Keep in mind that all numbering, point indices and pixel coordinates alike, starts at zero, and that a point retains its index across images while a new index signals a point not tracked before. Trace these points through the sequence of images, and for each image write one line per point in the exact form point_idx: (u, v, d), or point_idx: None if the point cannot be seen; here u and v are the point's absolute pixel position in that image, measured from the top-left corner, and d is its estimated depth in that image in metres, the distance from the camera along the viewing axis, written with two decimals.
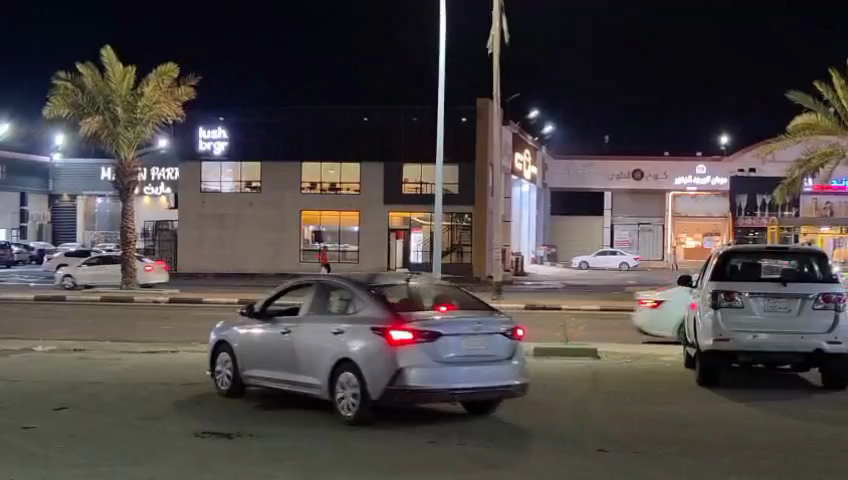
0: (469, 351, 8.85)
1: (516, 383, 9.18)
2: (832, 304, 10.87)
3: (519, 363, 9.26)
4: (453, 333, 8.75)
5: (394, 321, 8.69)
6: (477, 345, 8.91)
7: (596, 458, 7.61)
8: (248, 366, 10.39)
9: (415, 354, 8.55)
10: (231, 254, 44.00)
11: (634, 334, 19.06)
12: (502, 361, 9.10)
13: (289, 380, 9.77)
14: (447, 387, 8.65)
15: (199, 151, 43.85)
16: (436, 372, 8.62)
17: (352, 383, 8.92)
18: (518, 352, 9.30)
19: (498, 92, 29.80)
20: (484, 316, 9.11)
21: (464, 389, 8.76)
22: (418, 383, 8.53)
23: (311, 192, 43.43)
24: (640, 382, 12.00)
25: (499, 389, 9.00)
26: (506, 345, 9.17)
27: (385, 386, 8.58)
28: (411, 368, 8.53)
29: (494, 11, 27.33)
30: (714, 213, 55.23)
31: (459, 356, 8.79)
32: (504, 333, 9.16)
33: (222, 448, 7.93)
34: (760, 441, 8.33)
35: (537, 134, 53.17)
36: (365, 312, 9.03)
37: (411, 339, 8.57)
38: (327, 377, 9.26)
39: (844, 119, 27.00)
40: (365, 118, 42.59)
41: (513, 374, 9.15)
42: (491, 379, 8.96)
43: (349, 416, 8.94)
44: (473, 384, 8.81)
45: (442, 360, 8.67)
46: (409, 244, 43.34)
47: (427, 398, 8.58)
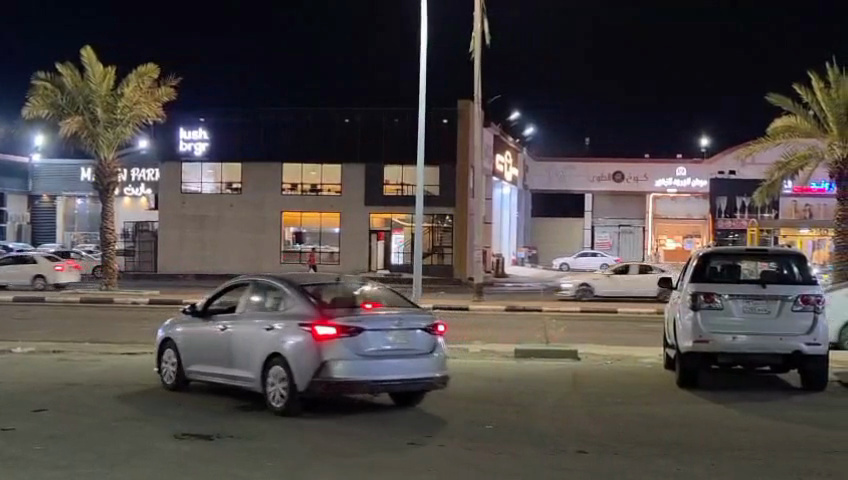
0: (391, 346, 9.40)
1: (437, 376, 9.75)
2: (811, 305, 10.92)
3: (439, 357, 9.82)
4: (375, 329, 9.30)
5: (318, 318, 9.24)
6: (398, 340, 9.46)
7: (574, 458, 7.65)
8: (191, 362, 10.92)
9: (338, 347, 9.09)
10: (211, 255, 43.85)
11: (614, 336, 19.12)
12: (424, 355, 9.65)
13: (226, 374, 10.33)
14: (370, 379, 9.20)
15: (179, 152, 43.68)
16: (358, 365, 9.16)
17: (280, 377, 9.47)
18: (439, 347, 9.86)
19: (479, 95, 29.86)
20: (405, 313, 9.67)
21: (385, 381, 9.30)
22: (342, 376, 9.07)
23: (292, 193, 43.36)
24: (618, 383, 12.07)
25: (419, 382, 9.56)
26: (427, 341, 9.73)
27: (310, 378, 9.12)
28: (333, 362, 9.07)
29: (475, 13, 27.33)
30: (695, 215, 55.24)
31: (381, 350, 9.33)
32: (426, 329, 9.72)
33: (203, 448, 7.95)
34: (740, 442, 8.39)
35: (518, 136, 53.26)
36: (295, 309, 9.58)
37: (334, 334, 9.11)
38: (257, 372, 9.83)
39: (823, 121, 27.21)
40: (346, 119, 42.59)
41: (434, 367, 9.72)
42: (412, 371, 9.51)
43: (279, 407, 9.48)
44: (394, 376, 9.36)
45: (364, 353, 9.21)
46: (390, 245, 43.37)
47: (351, 390, 9.12)
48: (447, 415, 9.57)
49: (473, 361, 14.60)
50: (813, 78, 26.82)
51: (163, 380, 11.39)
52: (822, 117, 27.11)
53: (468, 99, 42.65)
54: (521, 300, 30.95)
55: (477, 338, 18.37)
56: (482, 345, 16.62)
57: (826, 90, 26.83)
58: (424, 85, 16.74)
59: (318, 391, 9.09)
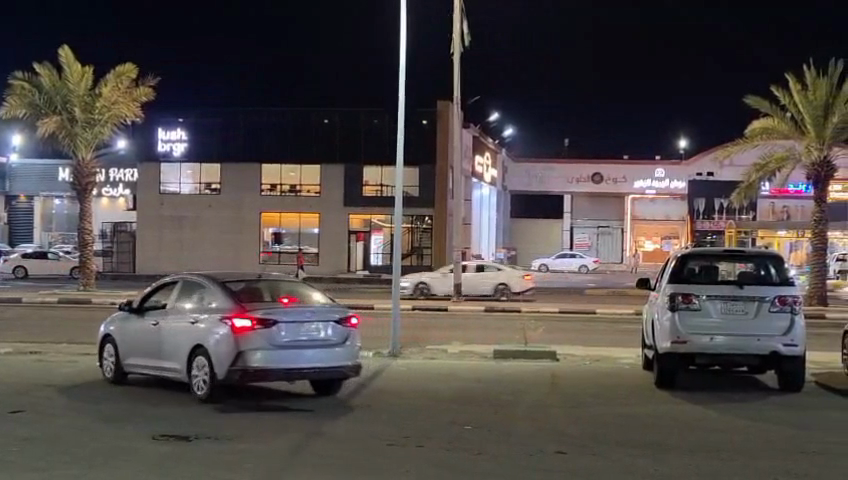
0: (304, 336, 10.19)
1: (349, 364, 10.56)
2: (788, 307, 10.99)
3: (350, 347, 10.62)
4: (289, 321, 10.08)
5: (235, 311, 10.01)
6: (310, 332, 10.25)
7: (552, 458, 7.68)
8: (125, 357, 11.61)
9: (252, 338, 9.87)
10: (190, 255, 43.79)
11: (592, 337, 19.16)
12: (335, 345, 10.46)
13: (157, 366, 11.07)
14: (283, 367, 9.99)
15: (157, 152, 43.60)
16: (271, 355, 9.95)
17: (203, 367, 10.24)
18: (350, 338, 10.65)
19: (458, 96, 29.88)
20: (318, 307, 10.45)
21: (298, 369, 10.10)
22: (257, 364, 9.87)
23: (271, 193, 43.27)
24: (594, 384, 12.12)
25: (331, 370, 10.36)
26: (339, 332, 10.53)
27: (228, 367, 9.89)
28: (249, 352, 9.86)
29: (454, 14, 27.35)
30: (673, 216, 55.72)
31: (294, 341, 10.11)
32: (339, 320, 10.52)
33: (182, 449, 7.95)
34: (718, 442, 8.42)
35: (498, 137, 53.35)
36: (216, 304, 10.35)
37: (249, 326, 9.89)
38: (184, 363, 10.60)
39: (801, 124, 27.37)
40: (325, 120, 42.60)
41: (344, 356, 10.52)
42: (323, 360, 10.31)
43: (202, 394, 10.25)
44: (306, 364, 10.16)
45: (278, 343, 10.00)
46: (370, 247, 43.29)
47: (266, 377, 9.92)
48: (421, 415, 9.61)
49: (451, 361, 14.59)
50: (791, 80, 26.95)
51: (102, 374, 12.03)
52: (800, 119, 27.32)
53: (447, 100, 42.74)
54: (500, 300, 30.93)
55: (454, 339, 18.36)
56: (459, 347, 16.62)
57: (803, 92, 26.94)
58: (402, 86, 16.73)
59: (235, 379, 9.86)
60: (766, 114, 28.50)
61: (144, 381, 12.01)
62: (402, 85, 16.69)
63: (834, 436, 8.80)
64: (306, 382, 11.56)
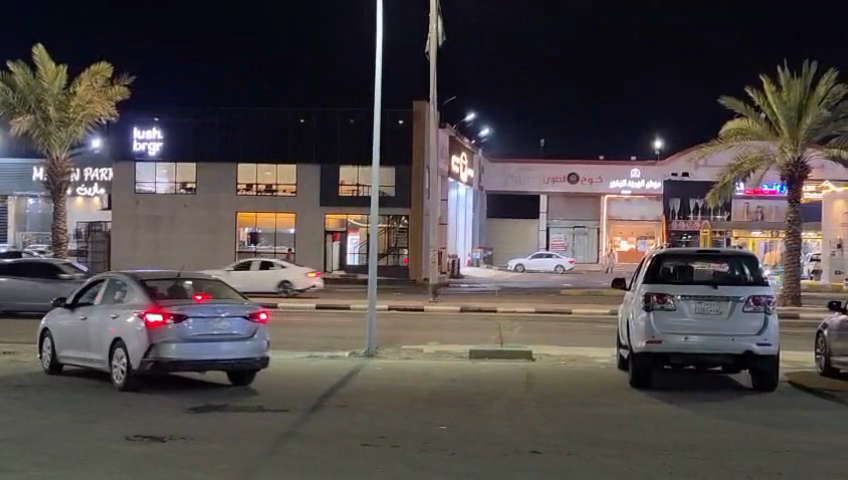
0: (211, 331, 10.96)
1: (257, 358, 11.32)
2: (762, 307, 11.04)
3: (259, 341, 11.37)
4: (197, 316, 10.87)
5: (150, 307, 10.79)
6: (219, 326, 11.03)
7: (528, 458, 7.68)
8: (60, 350, 12.37)
9: (163, 331, 10.66)
10: (166, 255, 43.59)
11: (567, 336, 19.19)
12: (244, 338, 11.24)
13: (85, 358, 11.84)
14: (192, 359, 10.78)
15: (132, 152, 43.29)
16: (180, 348, 10.73)
17: (121, 358, 11.05)
18: (259, 332, 11.41)
19: (434, 95, 29.89)
20: (228, 303, 11.21)
21: (208, 360, 10.87)
22: (166, 356, 10.66)
23: (248, 193, 43.15)
24: (569, 383, 12.16)
25: (239, 362, 11.11)
26: (247, 327, 11.29)
27: (141, 358, 10.70)
28: (161, 344, 10.66)
29: (431, 14, 27.34)
30: (648, 216, 56.00)
31: (203, 335, 10.89)
32: (247, 316, 11.30)
33: (156, 450, 7.90)
34: (693, 442, 8.43)
35: (474, 137, 53.39)
36: (134, 300, 11.13)
37: (160, 320, 10.68)
38: (106, 354, 11.38)
39: (775, 125, 27.54)
40: (302, 119, 42.61)
41: (252, 350, 11.29)
42: (232, 352, 11.07)
43: (120, 383, 11.03)
44: (214, 357, 10.92)
45: (188, 337, 10.79)
46: (345, 246, 43.40)
47: (176, 368, 10.71)
48: (395, 416, 9.59)
49: (427, 361, 14.59)
50: (765, 80, 27.11)
51: (41, 366, 12.80)
52: (774, 120, 27.46)
53: (423, 99, 42.82)
54: (477, 301, 30.85)
55: (430, 339, 18.35)
56: (436, 347, 16.61)
57: (777, 93, 27.08)
58: (378, 86, 16.71)
59: (148, 369, 10.67)
60: (740, 114, 28.59)
61: (81, 373, 12.74)
62: (378, 83, 16.64)
63: (810, 435, 8.82)
64: (223, 373, 12.38)
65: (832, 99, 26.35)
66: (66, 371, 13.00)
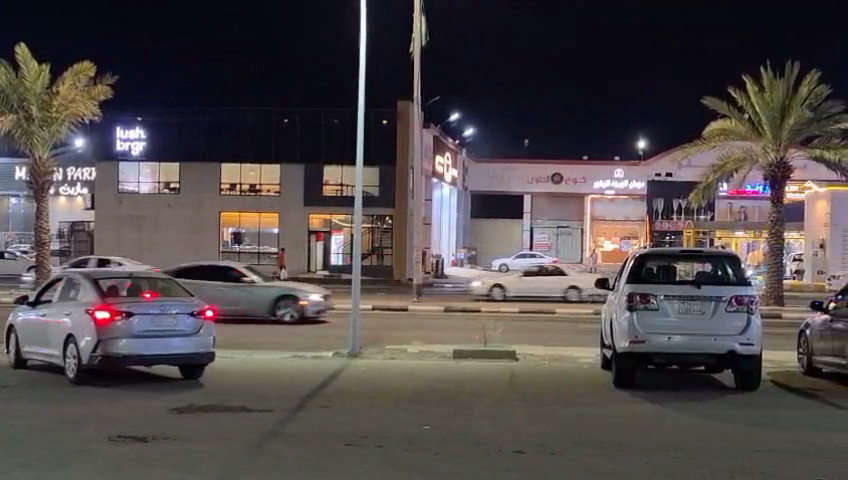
0: (158, 327, 11.58)
1: (203, 352, 11.93)
2: (745, 307, 11.08)
3: (204, 336, 11.99)
4: (143, 313, 11.48)
5: (98, 304, 11.41)
6: (164, 322, 11.65)
7: (510, 458, 7.67)
8: (23, 345, 12.96)
9: (109, 327, 11.28)
10: (151, 255, 43.40)
11: (550, 336, 19.22)
12: (190, 334, 11.84)
13: (44, 353, 12.44)
14: (138, 354, 11.39)
15: (116, 152, 43.12)
16: (128, 343, 11.35)
17: (73, 353, 11.64)
18: (204, 328, 12.03)
19: (417, 95, 29.86)
20: (174, 301, 11.83)
21: (155, 355, 11.49)
22: (113, 351, 11.27)
23: (231, 193, 43.07)
24: (550, 382, 12.21)
25: (184, 356, 11.72)
26: (192, 324, 11.91)
27: (90, 353, 11.30)
28: (110, 340, 11.26)
29: (414, 14, 27.35)
30: (632, 217, 56.04)
31: (149, 331, 11.51)
32: (193, 313, 11.91)
33: (139, 450, 7.89)
34: (676, 442, 8.43)
35: (458, 137, 53.42)
36: (85, 298, 11.73)
37: (108, 317, 11.29)
38: (61, 349, 11.98)
39: (758, 125, 27.63)
40: (286, 119, 42.59)
41: (198, 345, 11.89)
42: (177, 348, 11.67)
43: (72, 377, 11.63)
44: (160, 351, 11.53)
45: (134, 333, 11.40)
46: (330, 246, 43.30)
47: (124, 363, 11.32)
48: (380, 415, 9.59)
49: (411, 361, 14.59)
50: (748, 81, 27.15)
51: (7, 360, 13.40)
52: (757, 120, 27.58)
53: (408, 100, 42.80)
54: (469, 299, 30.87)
55: (415, 339, 18.32)
56: (419, 346, 16.62)
57: (760, 93, 27.15)
58: (362, 86, 16.69)
59: (96, 363, 11.28)
60: (723, 115, 28.64)
61: (48, 368, 13.29)
62: (362, 82, 16.62)
63: (793, 435, 8.83)
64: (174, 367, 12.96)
65: (814, 100, 26.47)
66: (32, 365, 13.57)
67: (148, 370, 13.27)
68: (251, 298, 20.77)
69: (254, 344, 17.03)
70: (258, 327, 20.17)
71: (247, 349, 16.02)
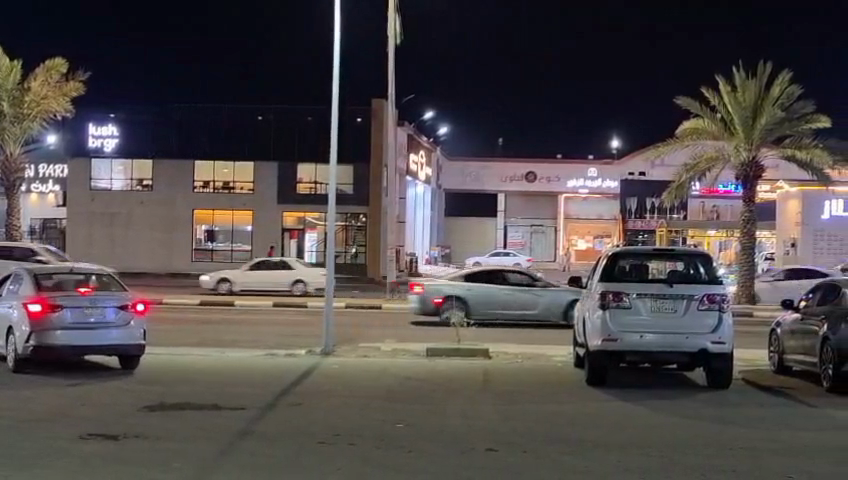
0: (87, 320, 12.25)
1: (133, 344, 12.59)
2: (716, 305, 11.13)
3: (133, 328, 12.65)
4: (73, 307, 12.15)
5: (32, 297, 12.08)
6: (94, 316, 12.31)
7: (484, 458, 7.62)
8: None
9: (41, 319, 11.96)
10: (121, 254, 43.09)
11: (523, 335, 19.31)
12: (119, 326, 12.51)
13: None
14: (69, 345, 12.06)
15: (88, 148, 42.77)
16: (58, 334, 12.03)
17: (12, 343, 12.31)
18: (133, 322, 12.69)
19: (392, 94, 29.81)
20: (105, 295, 12.48)
21: (85, 347, 12.17)
22: (44, 342, 11.96)
23: (204, 190, 42.87)
24: (523, 381, 12.22)
25: (114, 347, 12.40)
26: (122, 317, 12.56)
27: (24, 344, 12.00)
28: (41, 331, 11.95)
29: (389, 13, 27.35)
30: (605, 215, 56.22)
31: (79, 324, 12.18)
32: (122, 306, 12.56)
33: (108, 449, 7.79)
34: (650, 441, 8.41)
35: (433, 136, 53.45)
36: (22, 290, 12.39)
37: (41, 310, 11.96)
38: (4, 339, 12.63)
39: (730, 125, 27.81)
40: (260, 117, 42.64)
41: (125, 337, 12.53)
42: (105, 339, 12.33)
43: (12, 366, 12.30)
44: (89, 343, 12.20)
45: (65, 325, 12.08)
46: (304, 244, 43.15)
47: (55, 353, 12.01)
48: (354, 414, 9.53)
49: (384, 360, 14.56)
50: (720, 81, 27.30)
51: None
52: (729, 120, 27.72)
53: (381, 98, 42.77)
54: None
55: (388, 337, 18.28)
56: (392, 344, 16.61)
57: (732, 93, 27.32)
58: (336, 87, 16.68)
59: (29, 353, 11.97)
60: (695, 115, 28.78)
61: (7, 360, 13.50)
62: (336, 82, 16.60)
63: (766, 434, 8.81)
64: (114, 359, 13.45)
65: (786, 100, 26.68)
66: None
67: (89, 361, 13.85)
68: (540, 303, 20.92)
69: (226, 342, 16.96)
70: (231, 325, 20.08)
71: (219, 347, 15.97)
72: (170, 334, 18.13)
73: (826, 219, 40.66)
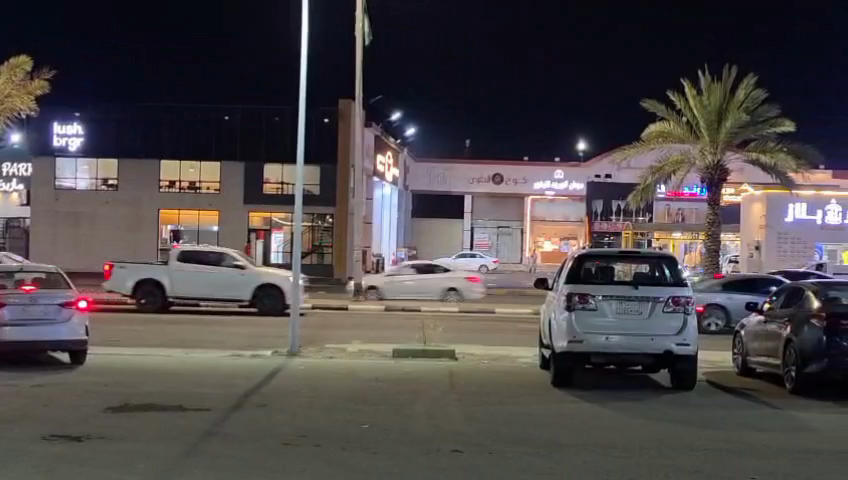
0: (29, 317, 12.48)
1: (74, 339, 12.79)
2: (681, 307, 11.19)
3: (75, 324, 12.85)
4: (15, 304, 12.39)
5: None
6: (35, 313, 12.54)
7: (448, 458, 7.66)
8: None
9: None
10: (87, 254, 42.72)
11: (487, 336, 19.38)
12: (61, 323, 12.72)
13: None
14: (11, 341, 12.33)
15: (53, 147, 42.41)
16: (3, 330, 12.32)
17: None
18: (75, 319, 12.88)
19: (360, 96, 29.80)
20: (47, 292, 12.70)
21: (27, 341, 12.43)
22: None
23: (170, 190, 42.71)
24: (488, 382, 12.28)
25: (56, 342, 12.62)
26: (63, 313, 12.76)
27: None
28: None
29: (357, 12, 27.31)
30: (571, 218, 56.49)
31: (20, 320, 12.42)
32: (63, 303, 12.77)
33: (70, 450, 7.75)
34: (612, 442, 8.48)
35: (401, 137, 53.42)
36: None
37: None
38: None
39: (695, 128, 27.96)
40: (226, 117, 42.31)
41: (66, 332, 12.75)
42: (45, 335, 12.55)
43: None
44: (30, 337, 12.45)
45: (7, 322, 12.34)
46: (270, 244, 43.13)
47: None
48: (319, 415, 9.55)
49: (350, 360, 14.60)
50: (686, 84, 27.45)
51: None
52: (695, 123, 27.86)
53: (348, 99, 42.68)
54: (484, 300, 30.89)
55: (353, 338, 18.31)
56: (359, 345, 16.63)
57: (698, 97, 27.45)
58: (302, 89, 16.63)
59: None
60: (661, 118, 28.92)
61: None
62: (303, 82, 16.54)
63: (726, 435, 8.91)
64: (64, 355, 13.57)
65: (751, 103, 26.78)
66: None
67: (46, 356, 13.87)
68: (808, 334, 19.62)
69: (191, 342, 16.92)
70: (198, 325, 20.04)
71: (184, 347, 15.92)
72: (135, 334, 18.06)
73: (790, 222, 40.93)
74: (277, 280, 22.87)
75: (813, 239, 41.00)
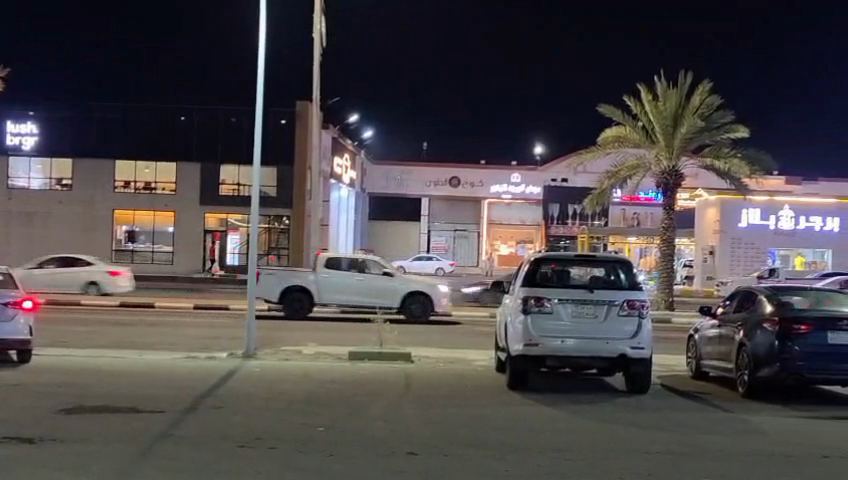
0: None
1: (17, 338, 12.66)
2: (636, 311, 11.30)
3: (20, 323, 12.73)
4: None
5: None
6: None
7: (406, 460, 7.69)
8: None
9: None
10: (40, 255, 42.30)
11: (444, 338, 19.40)
12: (4, 321, 12.59)
13: None
14: None
15: (6, 146, 41.72)
16: None
17: None
18: (19, 319, 12.74)
19: (316, 97, 29.70)
20: None
21: None
22: None
23: (125, 190, 42.44)
24: (442, 384, 12.29)
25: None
26: (6, 313, 12.63)
27: None
28: None
29: (315, 14, 27.26)
30: (528, 221, 56.76)
31: None
32: (7, 302, 12.64)
33: (24, 451, 7.69)
34: (568, 443, 8.55)
35: (359, 140, 53.33)
36: None
37: None
38: None
39: (650, 133, 28.17)
40: (182, 117, 42.12)
41: (10, 331, 12.62)
42: None
43: None
44: None
45: None
46: (226, 245, 43.00)
47: None
48: (276, 417, 9.54)
49: (306, 362, 14.57)
50: (642, 90, 27.64)
51: None
52: (650, 128, 28.08)
53: (307, 100, 42.59)
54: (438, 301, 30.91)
55: (308, 340, 18.25)
56: (314, 347, 16.61)
57: (654, 102, 27.64)
58: (260, 90, 16.58)
59: None
60: (617, 123, 29.09)
61: None
62: (261, 84, 16.49)
63: (679, 437, 9.00)
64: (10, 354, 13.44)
65: (706, 109, 27.10)
66: None
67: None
68: None
69: (144, 343, 16.78)
70: (150, 326, 19.91)
71: (138, 349, 15.80)
72: (88, 335, 17.89)
73: (743, 227, 41.32)
74: (426, 287, 22.69)
75: (767, 245, 41.44)
